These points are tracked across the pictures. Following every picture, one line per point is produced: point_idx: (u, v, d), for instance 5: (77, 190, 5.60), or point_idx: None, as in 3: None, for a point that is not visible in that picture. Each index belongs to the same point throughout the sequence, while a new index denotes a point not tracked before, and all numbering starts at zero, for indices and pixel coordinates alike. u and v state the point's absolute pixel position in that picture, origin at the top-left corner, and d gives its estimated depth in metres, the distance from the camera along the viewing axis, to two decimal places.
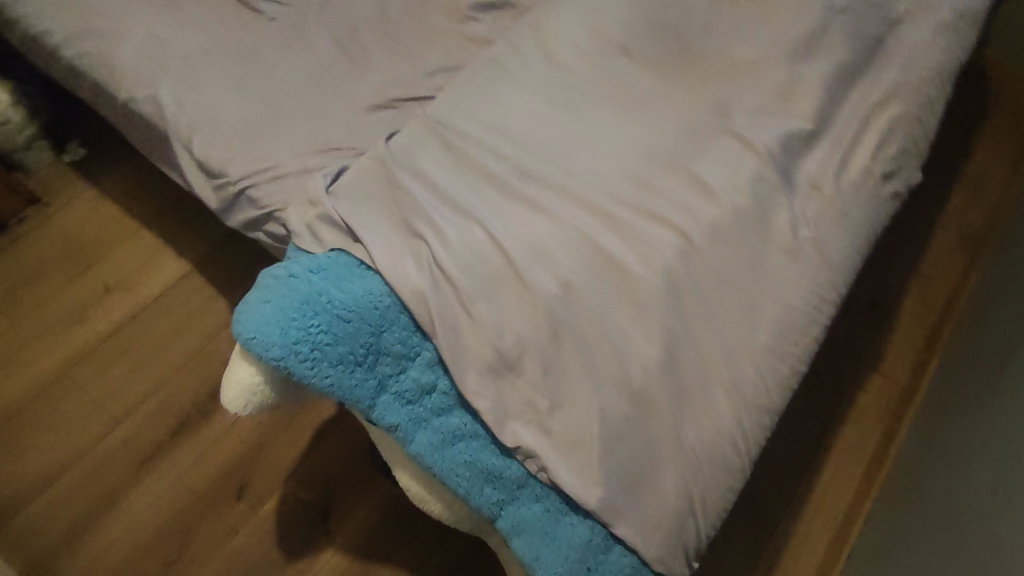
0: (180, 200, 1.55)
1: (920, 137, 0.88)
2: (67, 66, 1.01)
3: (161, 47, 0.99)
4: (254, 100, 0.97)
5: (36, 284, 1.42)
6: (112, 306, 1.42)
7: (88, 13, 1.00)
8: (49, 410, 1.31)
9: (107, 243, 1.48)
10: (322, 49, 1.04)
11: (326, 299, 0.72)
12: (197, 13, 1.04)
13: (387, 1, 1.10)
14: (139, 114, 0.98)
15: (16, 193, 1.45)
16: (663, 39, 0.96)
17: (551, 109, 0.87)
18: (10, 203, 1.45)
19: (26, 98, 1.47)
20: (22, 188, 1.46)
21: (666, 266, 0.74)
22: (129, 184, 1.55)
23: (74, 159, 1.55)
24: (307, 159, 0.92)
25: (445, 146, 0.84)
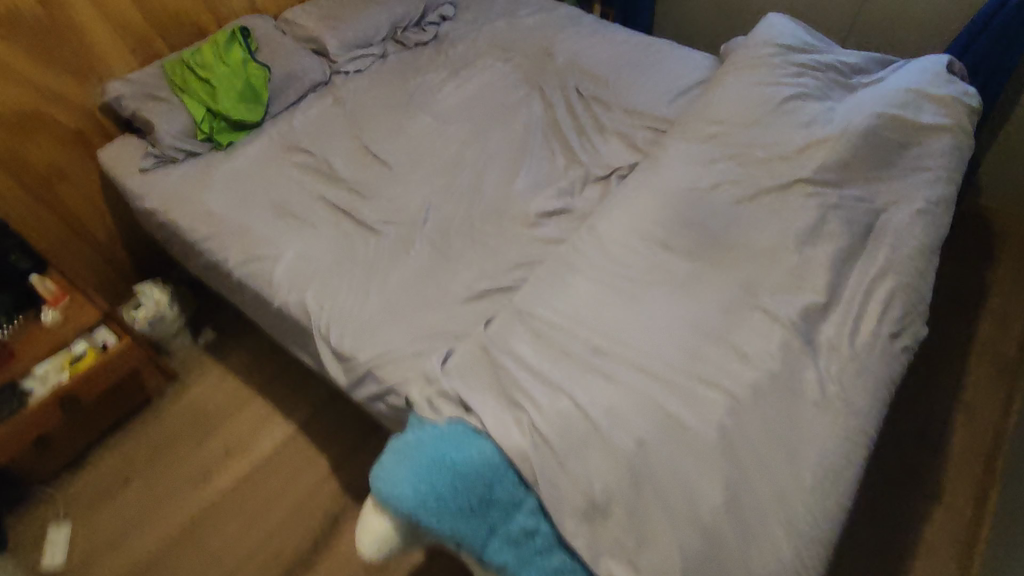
0: (289, 371, 1.81)
1: (916, 301, 1.10)
2: (238, 281, 1.34)
3: (309, 263, 1.31)
4: (377, 297, 1.24)
5: (168, 450, 1.65)
6: (230, 467, 1.62)
7: (256, 242, 1.35)
8: (172, 567, 1.46)
9: (229, 412, 1.73)
10: (425, 254, 1.33)
11: (450, 460, 0.91)
12: (332, 234, 1.37)
13: (472, 213, 1.42)
14: (289, 314, 1.26)
15: (158, 373, 1.73)
16: (695, 233, 1.21)
17: (610, 296, 1.12)
18: (151, 381, 1.72)
19: (180, 297, 1.85)
20: (163, 368, 1.74)
21: (720, 422, 0.93)
22: (249, 360, 1.84)
23: (206, 341, 1.88)
24: (419, 343, 1.15)
25: (531, 331, 1.08)
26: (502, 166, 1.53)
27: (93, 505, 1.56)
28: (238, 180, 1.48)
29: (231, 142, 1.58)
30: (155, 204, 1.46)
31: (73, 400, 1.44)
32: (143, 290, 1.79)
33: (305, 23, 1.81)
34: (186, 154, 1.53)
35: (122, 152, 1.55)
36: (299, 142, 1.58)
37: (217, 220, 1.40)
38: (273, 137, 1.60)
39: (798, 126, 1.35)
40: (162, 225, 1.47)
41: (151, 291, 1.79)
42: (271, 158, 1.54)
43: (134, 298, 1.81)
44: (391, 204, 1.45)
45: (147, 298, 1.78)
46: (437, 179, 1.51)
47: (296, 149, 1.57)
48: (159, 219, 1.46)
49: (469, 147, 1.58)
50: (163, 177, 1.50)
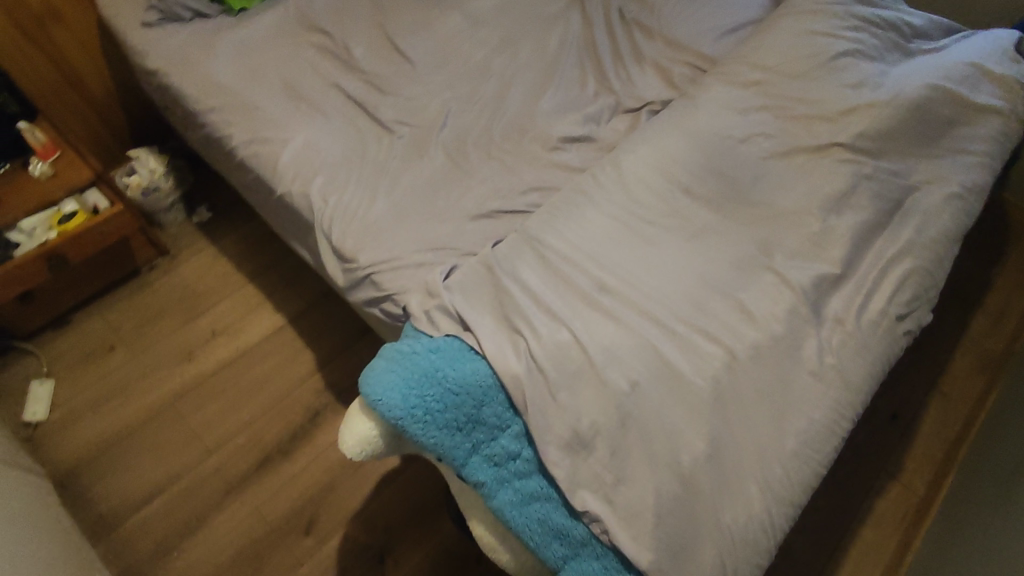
0: (282, 262, 1.78)
1: (928, 287, 1.08)
2: (240, 162, 1.28)
3: (316, 155, 1.25)
4: (384, 200, 1.20)
5: (155, 323, 1.65)
6: (215, 349, 1.63)
7: (263, 124, 1.28)
8: (152, 437, 1.49)
9: (218, 294, 1.71)
10: (439, 163, 1.27)
11: (442, 375, 0.91)
12: (343, 127, 1.30)
13: (492, 127, 1.35)
14: (291, 204, 1.22)
15: (147, 242, 1.69)
16: (720, 184, 1.17)
17: (625, 236, 1.09)
18: (138, 248, 1.68)
19: (176, 169, 1.78)
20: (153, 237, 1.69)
21: (714, 376, 0.93)
22: (242, 245, 1.80)
23: (200, 220, 1.83)
24: (423, 254, 1.12)
25: (539, 258, 1.05)
26: (529, 82, 1.44)
27: (75, 367, 1.57)
28: (248, 53, 1.38)
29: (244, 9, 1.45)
30: (156, 63, 1.35)
31: (61, 259, 1.39)
32: (137, 159, 1.72)
33: None
34: (194, 13, 1.41)
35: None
36: (317, 21, 1.47)
37: (224, 93, 1.31)
38: (289, 11, 1.48)
39: (846, 85, 1.27)
40: (163, 89, 1.38)
41: (146, 160, 1.72)
42: (285, 34, 1.44)
43: (126, 164, 1.74)
44: (409, 104, 1.37)
45: (142, 166, 1.72)
46: (460, 85, 1.42)
47: (313, 29, 1.46)
48: (161, 81, 1.37)
49: (498, 56, 1.49)
50: (166, 34, 1.38)
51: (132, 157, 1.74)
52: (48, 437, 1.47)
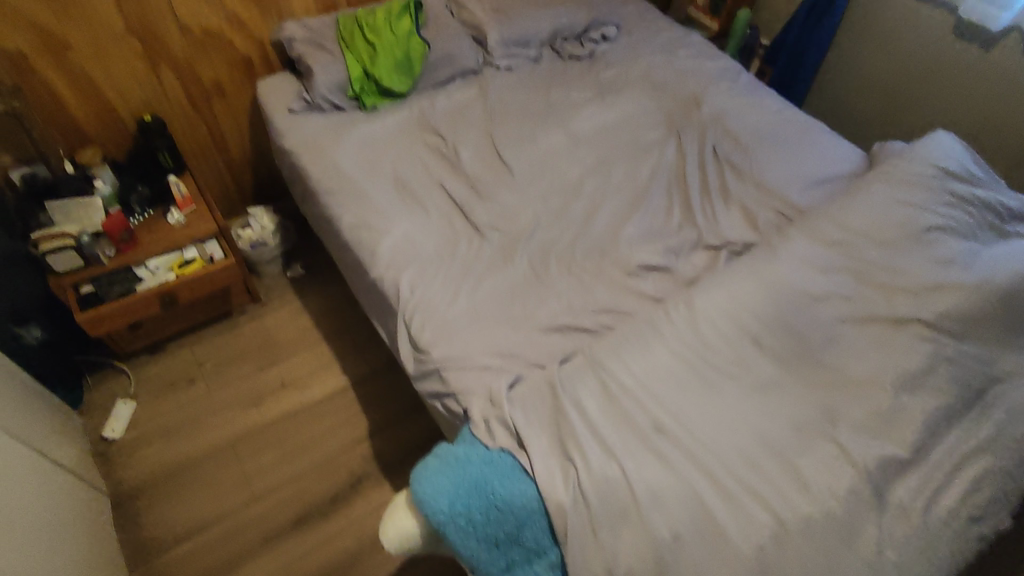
0: (358, 327, 1.90)
1: (1004, 488, 1.03)
2: (344, 242, 1.40)
3: (412, 247, 1.35)
4: (464, 300, 1.28)
5: (234, 365, 1.78)
6: (282, 399, 1.73)
7: (371, 211, 1.40)
8: (208, 473, 1.58)
9: (295, 347, 1.83)
10: (521, 272, 1.36)
11: (490, 490, 0.94)
12: (441, 224, 1.42)
13: (577, 244, 1.43)
14: (381, 289, 1.31)
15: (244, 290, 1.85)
16: (792, 340, 1.17)
17: (688, 377, 1.11)
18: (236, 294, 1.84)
19: (285, 228, 1.97)
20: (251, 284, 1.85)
21: (760, 544, 0.91)
22: (326, 305, 1.93)
23: (293, 276, 1.97)
24: (490, 360, 1.19)
25: (601, 387, 1.08)
26: (617, 206, 1.53)
27: (157, 393, 1.70)
28: (371, 146, 1.55)
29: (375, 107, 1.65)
30: (292, 145, 1.54)
31: (171, 297, 1.56)
32: (253, 216, 1.91)
33: (475, 9, 1.85)
34: (332, 106, 1.61)
35: (277, 89, 1.66)
36: (435, 124, 1.63)
37: (343, 178, 1.46)
38: (413, 114, 1.65)
39: (935, 260, 1.27)
40: (292, 166, 1.56)
41: (260, 217, 1.91)
42: (406, 133, 1.60)
43: (243, 219, 1.94)
44: (503, 211, 1.48)
45: (256, 222, 1.90)
46: (553, 199, 1.52)
47: (431, 131, 1.62)
48: (292, 159, 1.55)
49: (592, 176, 1.59)
50: (306, 121, 1.58)
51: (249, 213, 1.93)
52: (119, 455, 1.58)
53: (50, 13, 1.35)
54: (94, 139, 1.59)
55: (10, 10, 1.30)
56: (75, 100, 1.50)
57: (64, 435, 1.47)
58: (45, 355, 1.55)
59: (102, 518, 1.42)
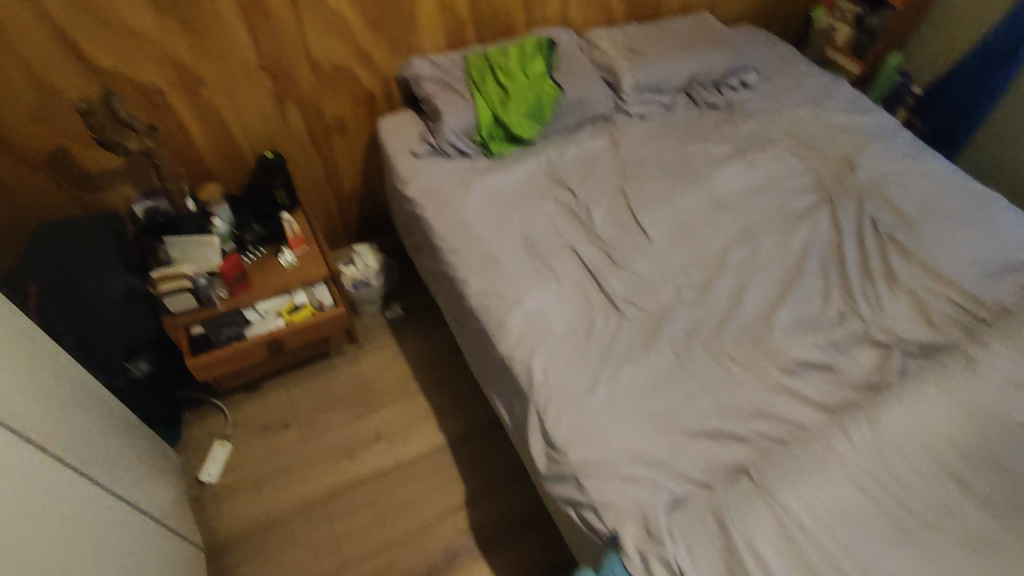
0: (456, 379, 1.79)
1: None
2: (468, 308, 1.29)
3: (545, 323, 1.22)
4: (604, 392, 1.13)
5: (330, 411, 1.70)
6: (377, 454, 1.64)
7: (500, 277, 1.28)
8: (300, 531, 1.50)
9: (392, 397, 1.74)
10: (664, 360, 1.20)
11: None
12: (574, 296, 1.28)
13: (725, 330, 1.26)
14: (510, 368, 1.19)
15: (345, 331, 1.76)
16: (1005, 486, 0.98)
17: (879, 522, 0.94)
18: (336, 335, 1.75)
19: (388, 266, 1.88)
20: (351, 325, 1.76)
21: None
22: (424, 352, 1.84)
23: (391, 316, 1.90)
24: (637, 471, 1.03)
25: (781, 529, 0.93)
26: (767, 285, 1.36)
27: (252, 436, 1.64)
28: (497, 198, 1.42)
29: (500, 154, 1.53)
30: (415, 192, 1.43)
31: (279, 344, 1.49)
32: (358, 254, 1.85)
33: (608, 50, 1.72)
34: (457, 151, 1.50)
35: (399, 129, 1.56)
36: (565, 177, 1.49)
37: (468, 236, 1.34)
38: (541, 163, 1.52)
39: None
40: (412, 214, 1.46)
41: (365, 256, 1.84)
42: (533, 185, 1.47)
43: (346, 255, 1.87)
44: (640, 283, 1.33)
45: (361, 261, 1.84)
46: (694, 272, 1.37)
47: (560, 183, 1.49)
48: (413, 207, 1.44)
49: (737, 247, 1.43)
50: (429, 167, 1.48)
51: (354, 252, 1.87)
52: (213, 501, 1.53)
53: (191, 50, 1.30)
54: (215, 174, 1.55)
55: (152, 45, 1.25)
56: (202, 135, 1.45)
57: (161, 477, 1.41)
58: (152, 396, 1.51)
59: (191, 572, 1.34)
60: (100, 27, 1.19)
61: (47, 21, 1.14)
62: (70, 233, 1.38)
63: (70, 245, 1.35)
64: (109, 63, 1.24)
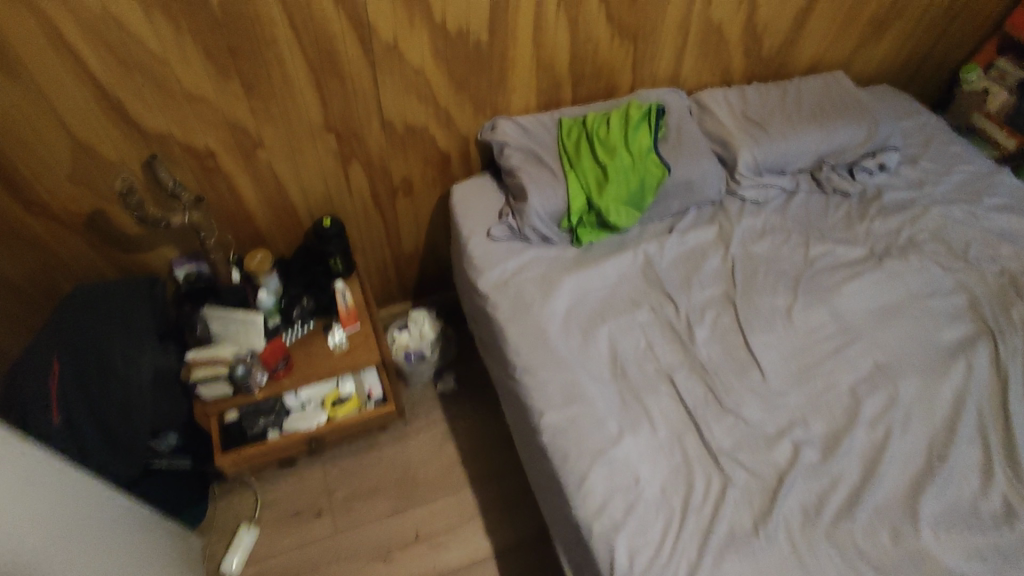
0: (509, 474, 1.59)
1: None
2: (539, 445, 1.08)
3: (632, 485, 1.00)
4: None
5: (367, 500, 1.54)
6: (414, 558, 1.45)
7: (581, 414, 1.07)
8: None
9: (435, 490, 1.56)
10: (778, 553, 0.95)
11: None
12: (669, 449, 1.05)
13: (855, 514, 1.00)
14: (585, 540, 0.97)
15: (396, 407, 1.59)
16: None
17: None
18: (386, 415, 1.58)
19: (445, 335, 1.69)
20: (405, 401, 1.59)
21: None
22: (476, 435, 1.65)
23: (443, 388, 1.71)
24: None
25: None
26: (910, 451, 1.08)
27: (283, 521, 1.49)
28: (584, 305, 1.21)
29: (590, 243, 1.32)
30: (490, 288, 1.23)
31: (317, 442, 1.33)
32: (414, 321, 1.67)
33: (723, 117, 1.46)
34: (541, 237, 1.29)
35: (475, 200, 1.35)
36: (664, 282, 1.27)
37: (549, 355, 1.13)
38: (638, 258, 1.30)
39: None
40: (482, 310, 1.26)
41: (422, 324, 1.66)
42: (627, 288, 1.26)
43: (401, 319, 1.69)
44: (749, 435, 1.09)
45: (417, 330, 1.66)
46: (816, 424, 1.11)
47: (658, 288, 1.26)
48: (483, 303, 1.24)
49: (871, 391, 1.16)
50: (508, 255, 1.27)
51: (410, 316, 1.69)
52: None
53: (249, 113, 1.13)
54: (265, 236, 1.39)
55: (208, 107, 1.09)
56: (254, 200, 1.29)
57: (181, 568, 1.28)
58: (173, 475, 1.37)
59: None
60: (150, 89, 1.03)
61: (90, 82, 0.99)
62: (99, 292, 1.23)
63: (99, 308, 1.22)
64: (156, 126, 1.08)
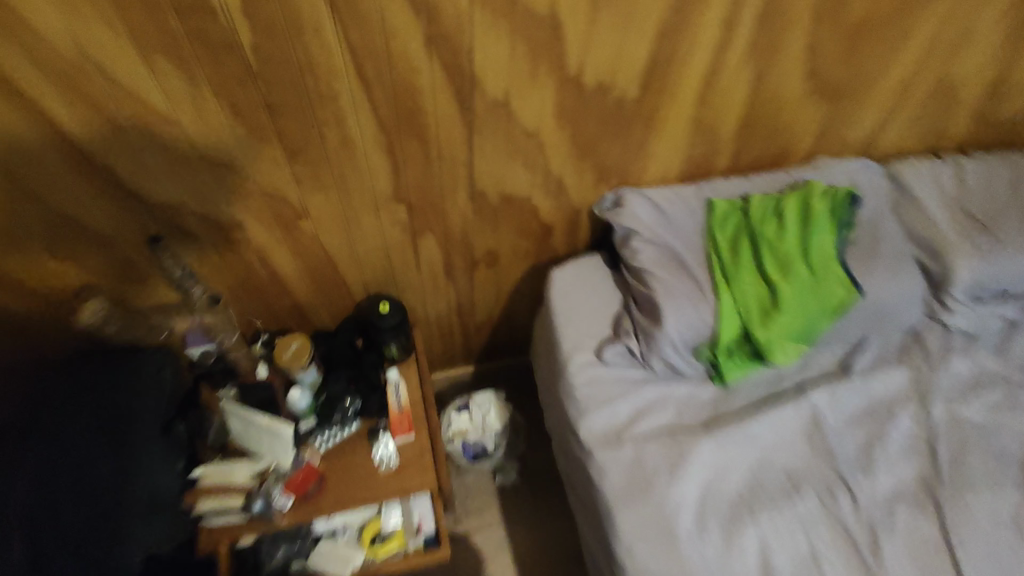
0: None
1: None
2: None
3: None
4: None
5: None
6: None
7: None
8: None
9: None
10: None
11: None
12: None
13: None
14: None
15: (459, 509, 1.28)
16: None
17: None
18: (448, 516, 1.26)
19: (514, 422, 1.37)
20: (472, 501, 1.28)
21: None
22: (541, 556, 1.32)
23: (503, 481, 1.39)
24: None
25: None
26: None
27: None
28: (723, 484, 0.87)
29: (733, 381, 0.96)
30: (592, 442, 0.90)
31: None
32: (477, 405, 1.35)
33: (932, 210, 1.04)
34: (668, 368, 0.95)
35: (580, 300, 1.02)
36: (839, 456, 0.90)
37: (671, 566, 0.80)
38: (802, 412, 0.93)
39: None
40: (580, 462, 0.93)
41: (487, 411, 1.34)
42: (785, 461, 0.90)
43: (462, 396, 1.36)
44: None
45: (480, 417, 1.34)
46: None
47: (830, 464, 0.89)
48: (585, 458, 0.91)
49: None
50: (621, 391, 0.93)
51: (473, 395, 1.37)
52: None
53: (287, 179, 0.82)
54: (305, 307, 1.09)
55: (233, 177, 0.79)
56: (293, 272, 0.99)
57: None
58: None
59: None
60: (151, 149, 0.73)
61: (68, 145, 0.70)
62: (101, 374, 0.86)
63: (86, 401, 0.84)
64: (158, 193, 0.79)
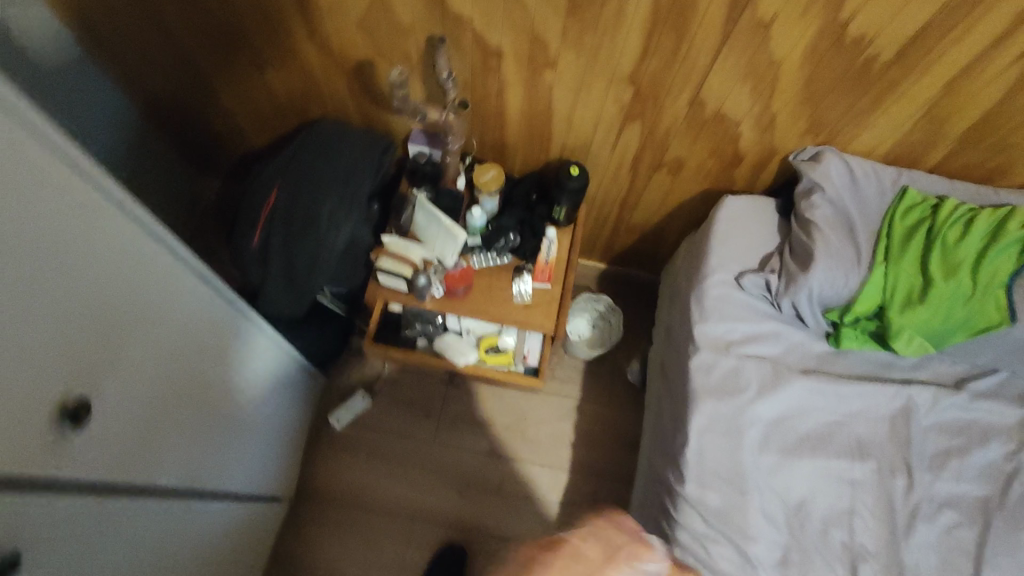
0: (612, 486, 1.47)
1: None
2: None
3: None
4: None
5: (472, 428, 1.52)
6: (485, 507, 1.44)
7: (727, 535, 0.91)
8: (377, 528, 1.40)
9: (536, 456, 1.50)
10: None
11: None
12: None
13: None
14: None
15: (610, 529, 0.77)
16: None
17: None
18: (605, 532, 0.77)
19: (610, 325, 1.56)
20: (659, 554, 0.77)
21: None
22: (599, 430, 1.52)
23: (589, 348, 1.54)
24: None
25: None
26: None
27: (396, 404, 1.54)
28: (800, 415, 0.99)
29: (836, 341, 1.04)
30: (701, 333, 1.05)
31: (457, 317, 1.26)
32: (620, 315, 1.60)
33: None
34: (794, 311, 1.04)
35: (741, 218, 1.13)
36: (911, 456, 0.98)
37: (726, 450, 0.96)
38: (897, 397, 1.02)
39: None
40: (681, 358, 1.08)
41: (615, 335, 1.56)
42: (872, 420, 1.01)
43: None
44: None
45: (591, 327, 1.56)
46: None
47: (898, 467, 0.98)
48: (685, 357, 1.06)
49: None
50: (744, 307, 1.06)
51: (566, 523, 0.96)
52: (330, 445, 1.48)
53: (552, 37, 0.97)
54: (508, 151, 1.26)
55: (497, 20, 0.95)
56: (516, 114, 1.15)
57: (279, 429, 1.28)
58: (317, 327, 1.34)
59: (234, 543, 1.14)
60: None
61: None
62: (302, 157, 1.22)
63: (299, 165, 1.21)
64: (428, 16, 0.97)
